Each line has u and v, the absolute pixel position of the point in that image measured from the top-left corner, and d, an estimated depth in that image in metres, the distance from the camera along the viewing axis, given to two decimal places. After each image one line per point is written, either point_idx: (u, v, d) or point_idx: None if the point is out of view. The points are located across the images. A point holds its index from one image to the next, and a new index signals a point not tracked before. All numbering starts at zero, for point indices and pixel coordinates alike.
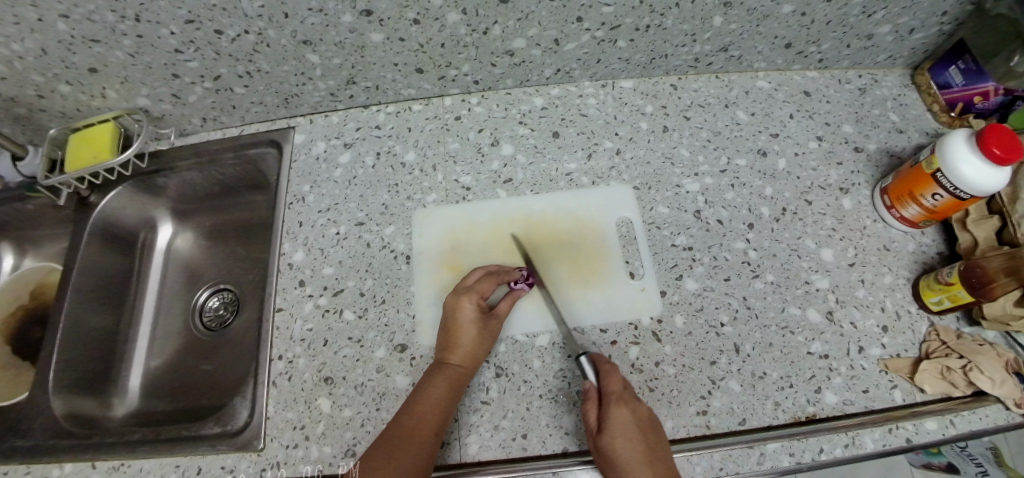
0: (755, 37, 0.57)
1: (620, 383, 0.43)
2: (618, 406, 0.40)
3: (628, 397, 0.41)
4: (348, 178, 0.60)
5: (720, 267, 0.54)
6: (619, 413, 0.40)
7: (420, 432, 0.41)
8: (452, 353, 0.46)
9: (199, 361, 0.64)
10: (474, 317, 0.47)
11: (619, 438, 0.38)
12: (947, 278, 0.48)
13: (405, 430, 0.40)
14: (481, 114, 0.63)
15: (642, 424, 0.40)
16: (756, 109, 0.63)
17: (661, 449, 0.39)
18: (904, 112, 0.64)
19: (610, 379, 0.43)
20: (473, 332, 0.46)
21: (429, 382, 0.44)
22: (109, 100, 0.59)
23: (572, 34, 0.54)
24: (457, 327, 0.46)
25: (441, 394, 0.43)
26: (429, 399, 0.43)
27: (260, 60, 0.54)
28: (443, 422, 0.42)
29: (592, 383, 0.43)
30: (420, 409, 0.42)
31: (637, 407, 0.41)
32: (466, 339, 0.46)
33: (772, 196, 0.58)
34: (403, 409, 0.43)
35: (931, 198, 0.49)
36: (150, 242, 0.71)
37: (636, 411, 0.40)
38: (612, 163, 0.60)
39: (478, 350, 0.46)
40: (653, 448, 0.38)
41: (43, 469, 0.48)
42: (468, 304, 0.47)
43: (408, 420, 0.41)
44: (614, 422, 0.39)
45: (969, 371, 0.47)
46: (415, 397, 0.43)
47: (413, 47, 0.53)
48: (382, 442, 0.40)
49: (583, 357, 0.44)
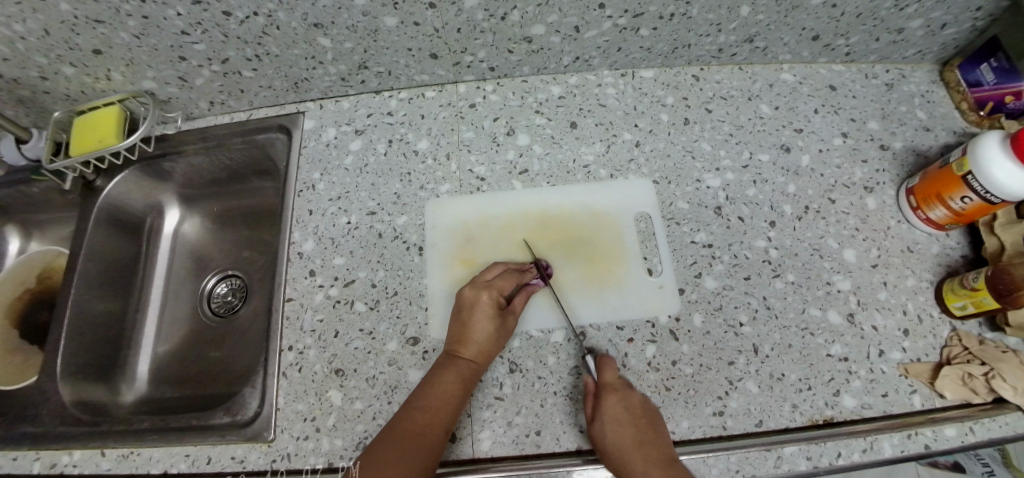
0: (782, 28, 0.55)
1: (614, 374, 0.45)
2: (609, 396, 0.43)
3: (621, 387, 0.44)
4: (359, 166, 0.59)
5: (739, 266, 0.52)
6: (610, 402, 0.42)
7: (432, 427, 0.40)
8: (464, 348, 0.45)
9: (207, 348, 0.64)
10: (491, 314, 0.46)
11: (609, 425, 0.41)
12: (972, 284, 0.47)
13: (416, 425, 0.40)
14: (496, 102, 0.61)
15: (634, 411, 0.42)
16: (780, 103, 0.61)
17: (654, 434, 0.41)
18: (932, 109, 0.62)
19: (604, 371, 0.45)
20: (488, 329, 0.45)
21: (441, 375, 0.43)
22: (114, 83, 0.58)
23: (593, 22, 0.52)
24: (473, 323, 0.45)
25: (453, 388, 0.43)
26: (440, 393, 0.42)
27: (269, 43, 0.52)
28: (453, 417, 0.42)
29: (588, 375, 0.46)
30: (432, 403, 0.41)
31: (630, 396, 0.43)
32: (481, 336, 0.45)
33: (795, 194, 0.56)
34: (414, 401, 0.42)
35: (959, 201, 0.48)
36: (157, 227, 0.70)
37: (628, 399, 0.43)
38: (631, 156, 0.58)
39: (492, 347, 0.45)
40: (644, 433, 0.41)
41: (52, 455, 0.48)
42: (487, 300, 0.46)
43: (420, 414, 0.41)
44: (605, 410, 0.42)
45: (992, 379, 0.45)
46: (424, 391, 0.43)
47: (428, 32, 0.51)
48: (392, 434, 0.40)
49: (587, 355, 0.46)
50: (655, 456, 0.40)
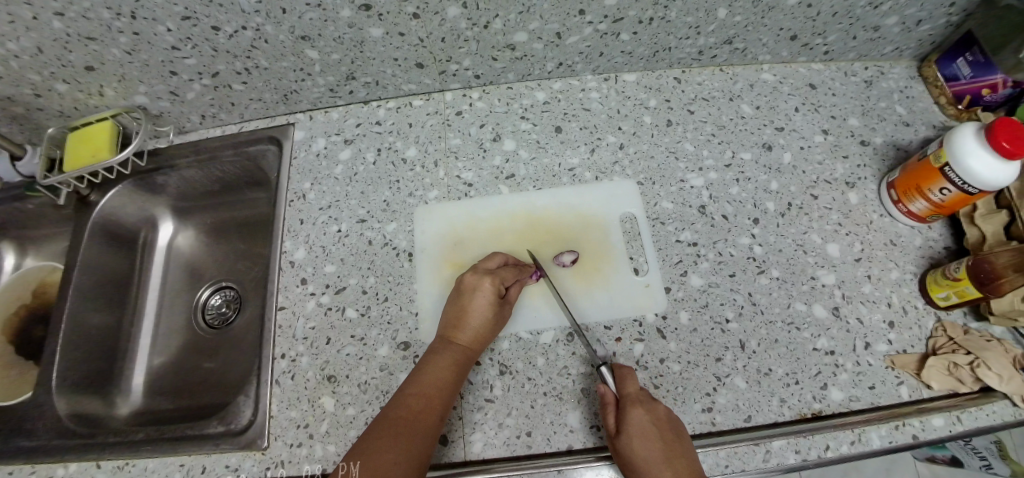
0: (760, 29, 0.56)
1: (635, 386, 0.43)
2: (633, 408, 0.41)
3: (644, 399, 0.42)
4: (349, 175, 0.60)
5: (724, 263, 0.53)
6: (635, 414, 0.40)
7: (428, 411, 0.41)
8: (460, 334, 0.46)
9: (202, 359, 0.64)
10: (491, 301, 0.47)
11: (636, 439, 0.39)
12: (954, 274, 0.48)
13: (412, 409, 0.41)
14: (482, 109, 0.62)
15: (660, 423, 0.40)
16: (761, 102, 0.62)
17: (681, 447, 0.39)
18: (911, 104, 0.63)
19: (626, 383, 0.43)
20: (486, 316, 0.47)
21: (437, 361, 0.44)
22: (107, 98, 0.59)
23: (575, 28, 0.53)
24: (471, 309, 0.46)
25: (449, 374, 0.44)
26: (436, 378, 0.43)
27: (258, 56, 0.53)
28: (449, 401, 0.43)
29: (607, 388, 0.44)
30: (428, 389, 0.42)
31: (654, 407, 0.42)
32: (477, 322, 0.46)
33: (778, 191, 0.57)
34: (409, 386, 0.43)
35: (939, 193, 0.49)
36: (151, 241, 0.71)
37: (653, 412, 0.41)
38: (615, 158, 0.59)
39: (487, 334, 0.47)
40: (672, 446, 0.39)
41: (48, 468, 0.48)
42: (488, 287, 0.47)
43: (415, 399, 0.41)
44: (630, 423, 0.40)
45: (976, 368, 0.46)
46: (419, 375, 0.43)
47: (414, 42, 0.53)
48: (388, 419, 0.40)
49: (603, 367, 0.45)
50: (685, 472, 0.38)
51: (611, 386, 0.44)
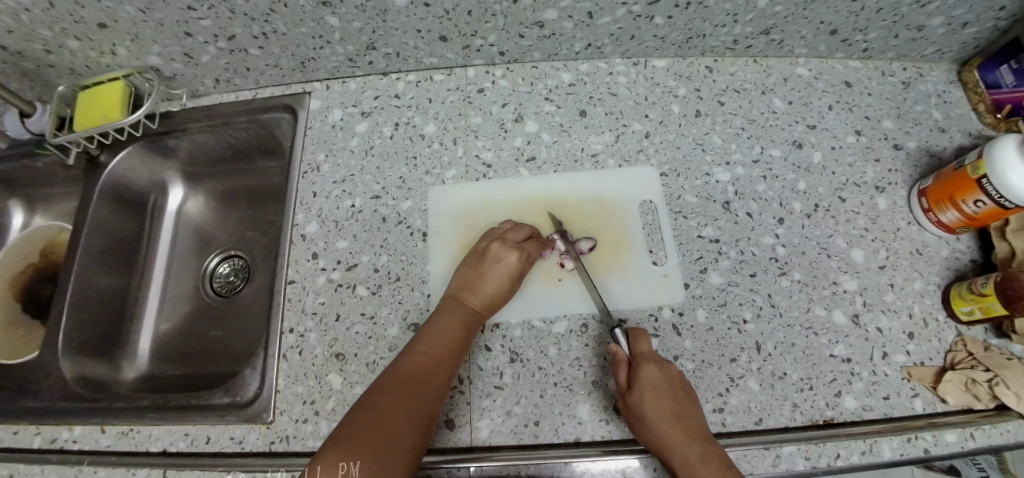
0: (800, 21, 0.54)
1: (649, 346, 0.44)
2: (649, 366, 0.42)
3: (657, 358, 0.43)
4: (364, 149, 0.58)
5: (746, 262, 0.52)
6: (650, 373, 0.41)
7: (436, 372, 0.40)
8: (471, 298, 0.46)
9: (208, 328, 0.64)
10: (509, 271, 0.46)
11: (649, 395, 0.40)
12: (981, 289, 0.46)
13: (421, 368, 0.40)
14: (505, 87, 0.60)
15: (672, 383, 0.42)
16: (795, 98, 0.60)
17: (689, 407, 0.41)
18: (948, 110, 0.60)
19: (639, 343, 0.44)
20: (501, 284, 0.46)
21: (445, 322, 0.44)
22: (119, 58, 0.57)
23: (607, 8, 0.51)
24: (487, 274, 0.46)
25: (456, 336, 0.43)
26: (445, 338, 0.43)
27: (276, 21, 0.51)
28: (456, 364, 0.42)
29: (619, 346, 0.44)
30: (436, 351, 0.42)
31: (667, 368, 0.43)
32: (490, 289, 0.46)
33: (805, 191, 0.55)
34: (417, 345, 0.42)
35: (973, 205, 0.47)
36: (160, 205, 0.70)
37: (666, 372, 0.42)
38: (640, 146, 0.57)
39: (498, 303, 0.46)
40: (682, 406, 0.40)
41: (53, 430, 0.49)
42: (507, 255, 0.47)
43: (425, 358, 0.41)
44: (645, 380, 0.41)
45: (995, 386, 0.45)
46: (428, 333, 0.43)
47: (438, 14, 0.50)
48: (395, 376, 0.39)
49: (618, 328, 0.45)
50: (692, 430, 0.39)
51: (624, 345, 0.45)
